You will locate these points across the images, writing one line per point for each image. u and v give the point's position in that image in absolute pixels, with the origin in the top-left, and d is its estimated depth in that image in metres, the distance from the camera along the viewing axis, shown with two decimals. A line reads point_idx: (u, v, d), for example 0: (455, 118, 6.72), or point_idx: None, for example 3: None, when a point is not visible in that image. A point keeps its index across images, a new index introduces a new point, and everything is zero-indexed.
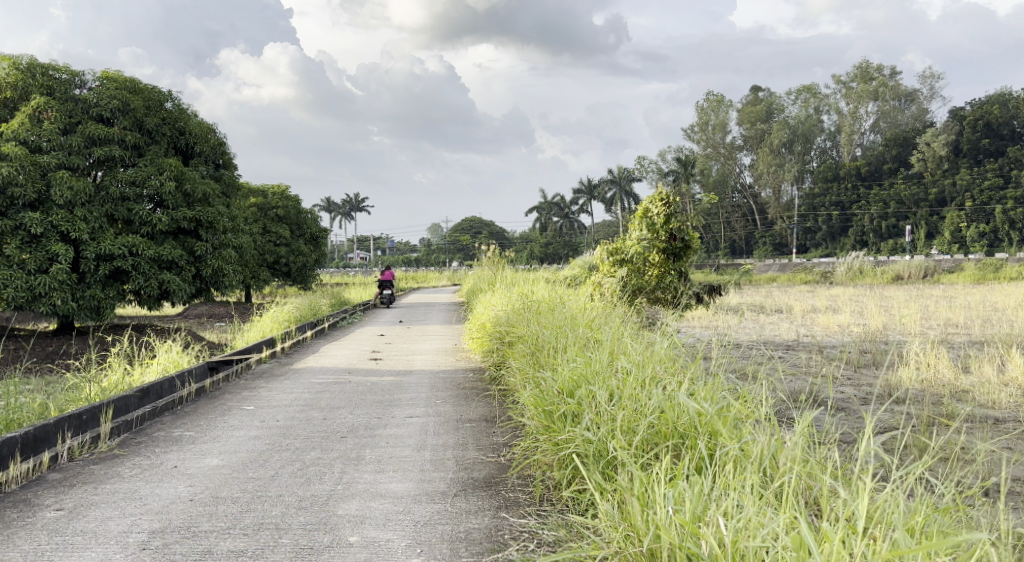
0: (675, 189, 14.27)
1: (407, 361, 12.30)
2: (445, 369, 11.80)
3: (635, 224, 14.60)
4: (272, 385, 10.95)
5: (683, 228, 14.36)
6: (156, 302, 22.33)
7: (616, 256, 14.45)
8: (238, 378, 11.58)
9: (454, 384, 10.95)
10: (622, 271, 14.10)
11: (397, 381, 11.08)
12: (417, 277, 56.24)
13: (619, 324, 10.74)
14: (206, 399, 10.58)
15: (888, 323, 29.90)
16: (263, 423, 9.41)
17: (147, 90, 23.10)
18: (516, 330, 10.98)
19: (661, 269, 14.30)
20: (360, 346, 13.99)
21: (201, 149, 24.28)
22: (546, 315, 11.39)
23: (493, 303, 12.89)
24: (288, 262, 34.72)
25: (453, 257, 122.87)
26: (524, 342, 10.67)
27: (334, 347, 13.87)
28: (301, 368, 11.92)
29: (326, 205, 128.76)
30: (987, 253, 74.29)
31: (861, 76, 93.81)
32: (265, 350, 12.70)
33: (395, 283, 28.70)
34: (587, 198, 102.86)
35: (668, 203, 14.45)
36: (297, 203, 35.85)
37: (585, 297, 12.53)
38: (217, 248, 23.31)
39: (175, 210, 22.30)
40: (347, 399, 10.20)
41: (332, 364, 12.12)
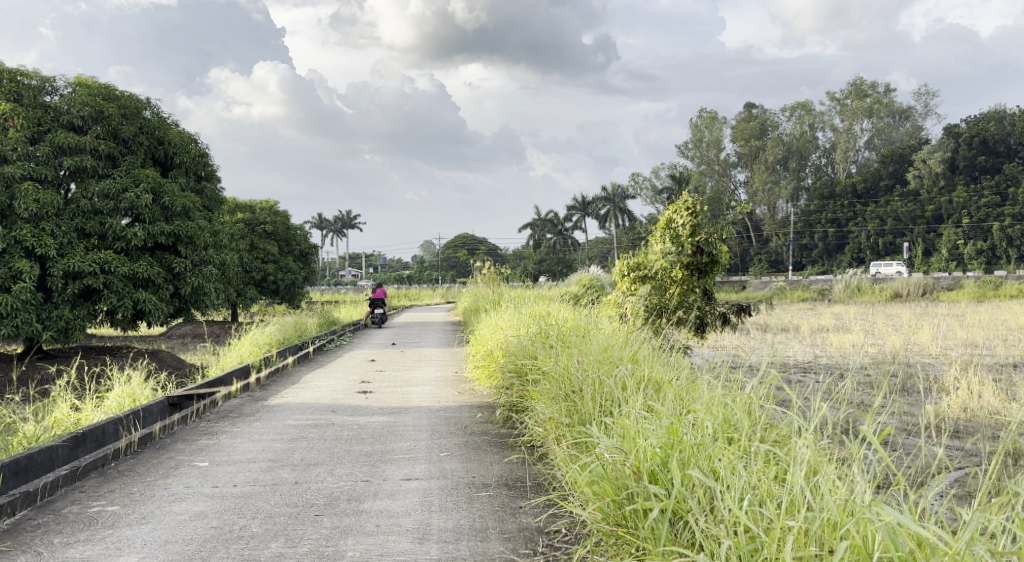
0: (703, 198, 12.89)
1: (402, 396, 10.78)
2: (446, 406, 10.28)
3: (657, 237, 13.26)
4: (238, 431, 9.31)
5: (711, 242, 12.91)
6: (132, 323, 20.76)
7: (637, 271, 13.12)
8: (198, 419, 9.93)
9: (459, 427, 9.45)
10: (643, 288, 12.76)
11: (390, 423, 9.55)
12: (409, 294, 54.66)
13: (657, 358, 9.23)
14: (153, 451, 8.88)
15: (903, 343, 28.47)
16: (216, 492, 7.69)
17: (124, 97, 21.53)
18: (544, 361, 9.31)
19: (684, 286, 12.91)
20: (348, 375, 12.42)
21: (181, 159, 22.66)
22: (571, 344, 9.85)
23: (503, 324, 11.19)
24: (276, 281, 33.16)
25: (444, 275, 121.49)
26: (559, 380, 9.01)
27: (317, 376, 12.29)
28: (276, 406, 10.32)
29: (317, 221, 127.21)
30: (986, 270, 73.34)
31: (856, 93, 92.90)
32: (237, 383, 11.11)
33: (387, 301, 27.22)
34: (581, 215, 101.52)
35: (694, 212, 12.99)
36: (286, 219, 34.31)
37: (608, 320, 11.03)
38: (198, 265, 21.75)
39: (153, 224, 20.75)
40: (328, 453, 8.59)
41: (313, 400, 10.55)
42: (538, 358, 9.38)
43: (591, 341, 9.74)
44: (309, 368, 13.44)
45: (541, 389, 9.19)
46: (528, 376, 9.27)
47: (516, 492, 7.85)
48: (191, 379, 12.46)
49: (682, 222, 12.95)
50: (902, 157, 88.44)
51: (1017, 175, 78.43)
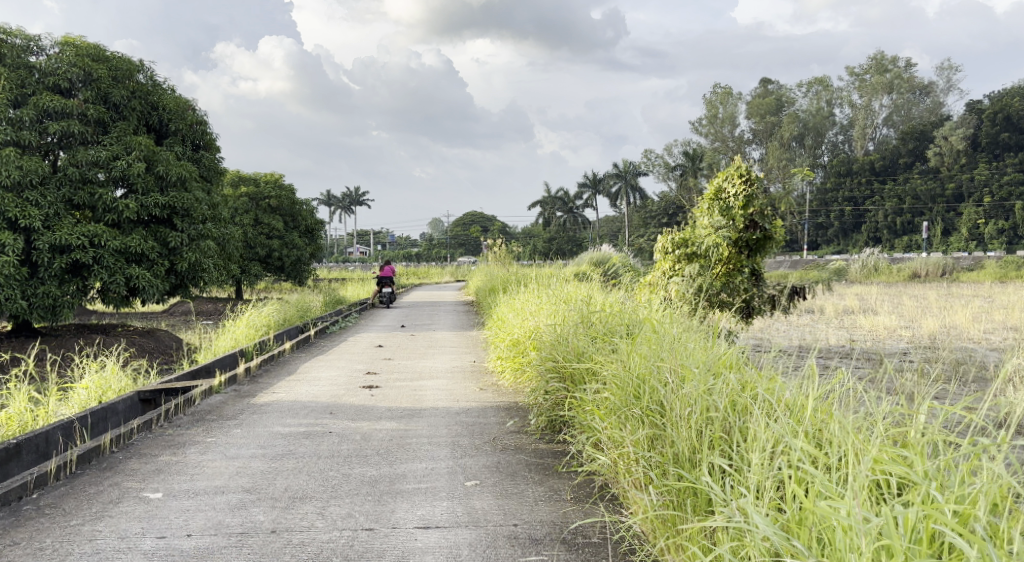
0: (757, 168, 11.57)
1: (415, 392, 9.46)
2: (466, 408, 8.93)
3: (704, 211, 11.95)
4: (211, 444, 7.85)
5: (764, 216, 11.60)
6: (125, 300, 19.40)
7: (683, 248, 11.79)
8: (166, 423, 8.47)
9: (490, 439, 8.05)
10: (690, 268, 11.47)
11: (399, 433, 8.14)
12: (419, 272, 53.23)
13: (742, 365, 7.43)
14: (103, 469, 7.37)
15: (938, 325, 26.91)
16: (154, 548, 6.05)
17: (115, 58, 20.13)
18: (620, 372, 7.44)
19: (732, 266, 11.61)
20: (350, 364, 11.05)
21: (177, 127, 21.23)
22: (631, 346, 8.07)
23: (538, 318, 9.38)
24: (281, 257, 31.77)
25: (454, 252, 120.24)
26: (642, 397, 7.16)
27: (316, 366, 10.92)
28: (262, 409, 8.87)
29: (325, 198, 125.86)
30: (1007, 250, 71.44)
31: (875, 68, 90.44)
32: (221, 375, 9.72)
33: (395, 280, 25.75)
34: (593, 193, 99.75)
35: (748, 181, 11.61)
36: (291, 192, 32.84)
37: (659, 310, 9.39)
38: (195, 239, 20.41)
39: (146, 196, 19.36)
40: (320, 482, 7.05)
41: (309, 399, 9.18)
42: (608, 369, 7.51)
43: (662, 342, 7.98)
44: (308, 356, 12.04)
45: (618, 407, 7.33)
46: (595, 390, 7.39)
47: (583, 556, 6.17)
48: (173, 368, 11.06)
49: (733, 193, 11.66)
50: (922, 134, 86.32)
51: None
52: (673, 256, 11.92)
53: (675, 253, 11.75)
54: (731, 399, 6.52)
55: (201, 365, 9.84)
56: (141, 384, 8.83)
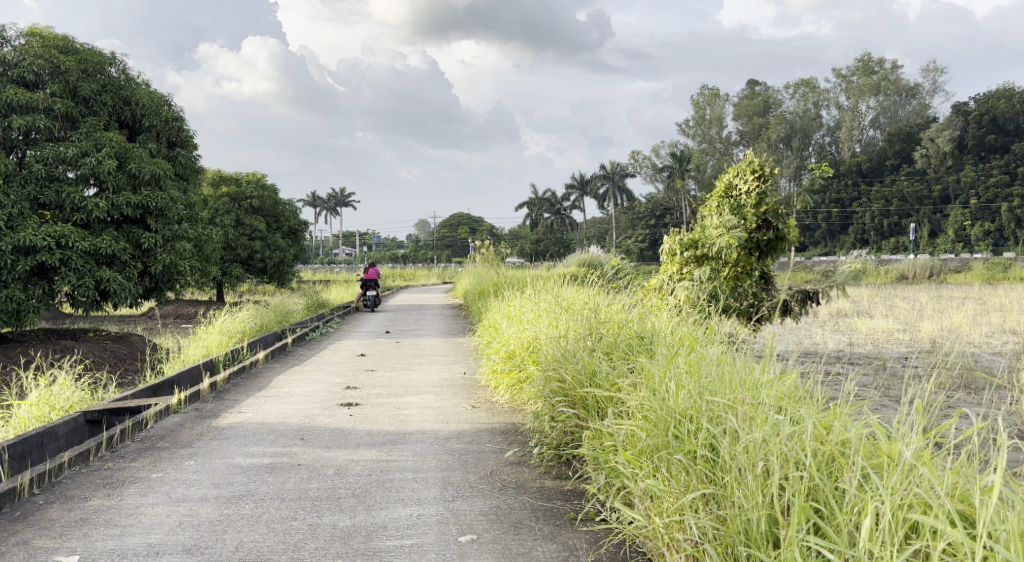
0: (772, 165, 11.00)
1: (399, 413, 8.57)
2: (455, 434, 8.03)
3: (714, 210, 11.35)
4: (155, 483, 6.84)
5: (777, 216, 11.02)
6: (95, 305, 18.40)
7: (693, 249, 11.13)
8: (104, 452, 7.46)
9: (490, 475, 7.16)
10: (701, 272, 10.82)
11: (377, 468, 7.19)
12: (406, 274, 52.41)
13: (783, 387, 6.58)
14: (25, 513, 6.37)
15: (938, 329, 26.13)
16: None
17: (84, 51, 19.18)
18: (654, 407, 6.53)
19: (743, 269, 11.00)
20: (328, 378, 10.13)
21: (150, 123, 20.24)
22: (658, 367, 7.17)
23: (538, 334, 8.47)
24: (263, 259, 30.80)
25: (441, 254, 119.26)
26: (686, 439, 6.26)
27: (290, 381, 9.99)
28: (221, 436, 7.88)
29: (310, 199, 124.81)
30: (993, 252, 71.01)
31: (863, 70, 89.50)
32: (178, 393, 8.77)
33: (380, 283, 24.81)
34: (580, 194, 98.98)
35: (761, 176, 11.02)
36: (274, 193, 31.83)
37: (667, 317, 8.60)
38: (169, 241, 19.44)
39: (117, 194, 18.37)
40: (277, 538, 6.02)
41: (279, 420, 8.30)
42: (639, 403, 6.60)
43: (686, 362, 7.15)
44: (283, 367, 11.09)
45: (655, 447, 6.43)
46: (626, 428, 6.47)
47: None
48: (132, 383, 10.10)
49: (745, 190, 11.07)
50: (909, 135, 85.81)
51: None
52: (681, 258, 11.23)
53: (684, 255, 11.06)
54: (809, 449, 5.65)
55: (157, 382, 8.88)
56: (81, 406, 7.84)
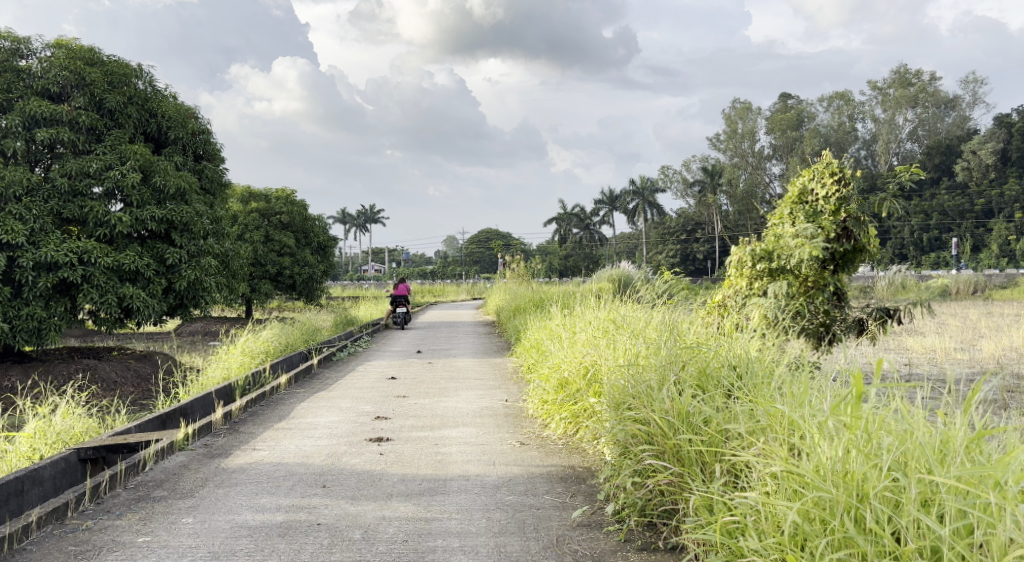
0: (854, 170, 10.21)
1: (438, 452, 7.64)
2: (502, 481, 7.06)
3: (787, 217, 10.59)
4: (146, 547, 5.92)
5: (858, 224, 10.19)
6: (118, 323, 17.64)
7: (766, 261, 10.29)
8: (88, 505, 6.56)
9: (553, 539, 6.18)
10: (780, 285, 9.96)
11: (409, 526, 6.23)
12: (434, 290, 51.65)
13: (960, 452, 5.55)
14: None
15: (997, 347, 24.68)
16: None
17: (110, 62, 18.45)
18: (815, 483, 5.45)
19: (819, 283, 10.23)
20: (355, 407, 9.21)
21: (177, 135, 19.41)
22: (803, 422, 6.04)
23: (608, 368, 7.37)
24: (291, 275, 30.06)
25: (470, 270, 118.48)
26: (888, 540, 5.18)
27: (314, 410, 9.10)
28: (230, 484, 6.96)
29: (339, 216, 124.60)
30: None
31: (899, 83, 84.98)
32: (185, 429, 7.87)
33: (411, 300, 23.91)
34: (610, 209, 97.75)
35: (842, 180, 10.27)
36: (303, 208, 31.04)
37: (744, 341, 7.70)
38: (195, 256, 18.67)
39: (142, 209, 17.62)
40: None
41: (300, 462, 7.37)
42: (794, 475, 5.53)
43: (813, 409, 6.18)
44: (307, 392, 10.20)
45: (818, 535, 5.39)
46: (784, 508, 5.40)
47: None
48: (144, 412, 9.24)
49: (823, 196, 10.28)
50: (949, 148, 83.76)
51: None
52: (752, 272, 10.42)
53: (757, 268, 10.25)
54: None
55: (162, 414, 7.99)
56: (71, 446, 6.94)
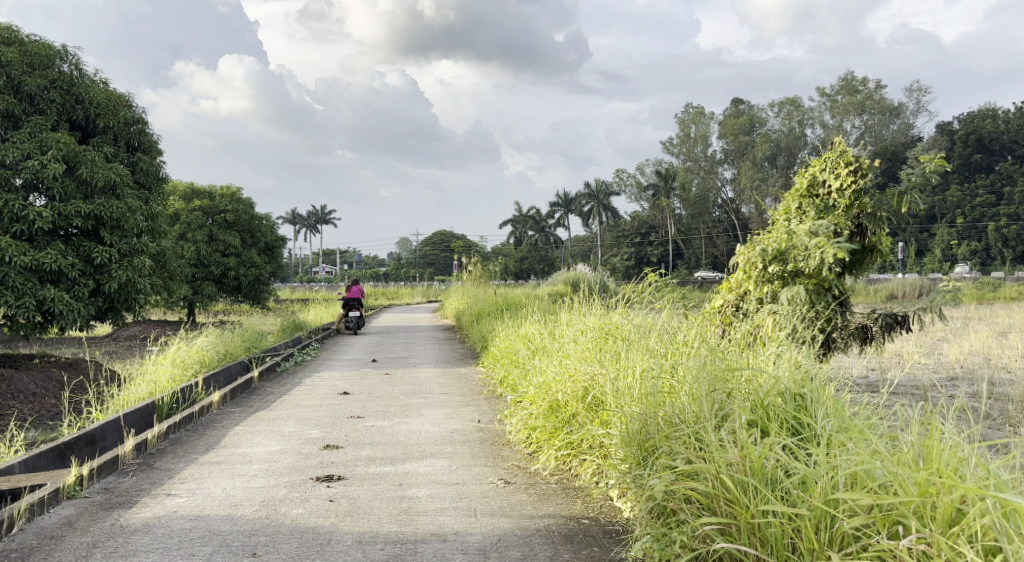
0: (869, 160, 9.84)
1: (401, 498, 6.43)
2: (485, 541, 5.85)
3: (794, 212, 10.26)
4: None
5: (874, 220, 9.84)
6: (40, 328, 16.13)
7: (777, 261, 9.62)
8: None
9: None
10: (800, 287, 9.35)
11: None
12: (386, 292, 50.10)
13: None
14: None
15: (969, 350, 23.80)
16: None
17: (30, 42, 16.92)
18: None
19: (823, 286, 9.53)
20: (300, 433, 7.93)
21: (106, 124, 17.92)
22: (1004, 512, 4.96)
23: (641, 406, 6.20)
24: (237, 277, 28.49)
25: (423, 273, 116.87)
26: None
27: (249, 439, 7.77)
28: (138, 548, 5.67)
29: (288, 216, 122.29)
30: (981, 272, 69.40)
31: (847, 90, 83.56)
32: (83, 468, 6.60)
33: (364, 303, 22.58)
34: (564, 212, 96.89)
35: (858, 172, 9.83)
36: (248, 206, 29.43)
37: (778, 357, 6.85)
38: (126, 256, 17.19)
39: (65, 203, 16.14)
40: None
41: (227, 517, 6.05)
42: None
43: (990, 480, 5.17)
44: (244, 413, 8.88)
45: None
46: None
47: None
48: (50, 438, 7.89)
49: (837, 188, 9.90)
50: (896, 153, 83.92)
51: (1013, 174, 73.69)
52: (763, 274, 9.79)
53: (770, 270, 9.61)
54: None
55: (54, 450, 6.73)
56: None
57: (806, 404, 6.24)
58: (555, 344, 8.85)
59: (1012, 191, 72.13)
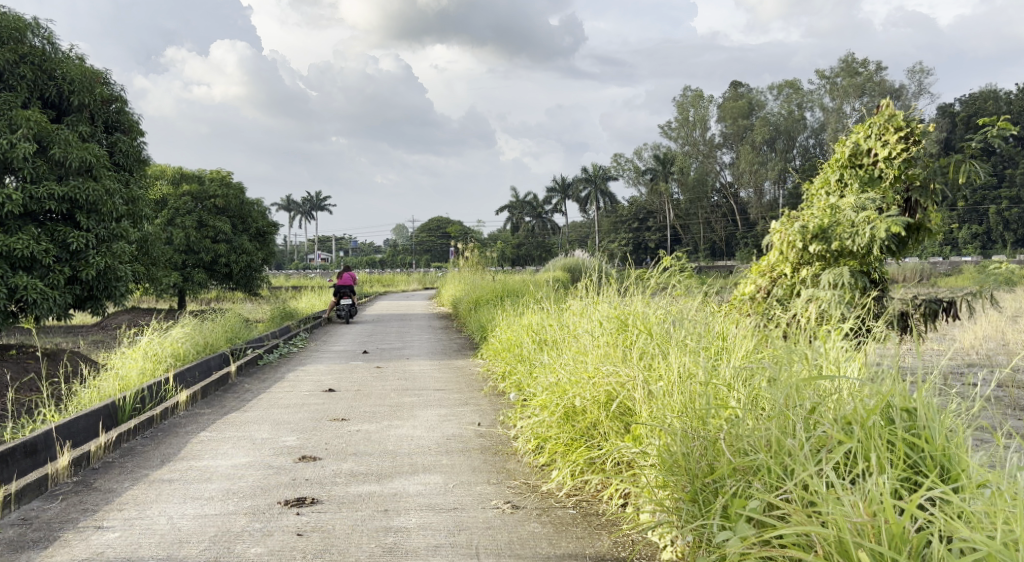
0: (922, 126, 9.18)
1: (384, 529, 5.55)
2: None
3: (835, 183, 9.58)
4: None
5: (925, 193, 9.28)
6: (14, 318, 15.24)
7: (821, 238, 8.97)
8: None
9: None
10: (847, 269, 8.68)
11: None
12: (382, 280, 49.21)
13: None
14: None
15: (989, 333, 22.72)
16: None
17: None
18: None
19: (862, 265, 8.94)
20: (274, 441, 7.06)
21: (81, 102, 16.96)
22: None
23: (717, 441, 5.19)
24: (228, 264, 27.54)
25: (420, 260, 115.94)
26: None
27: (212, 450, 6.88)
28: None
29: (284, 202, 121.31)
30: (981, 256, 68.28)
31: (847, 71, 81.78)
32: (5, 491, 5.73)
33: (356, 290, 21.69)
34: (561, 198, 95.89)
35: (913, 140, 9.18)
36: (239, 191, 28.46)
37: (853, 365, 5.97)
38: (105, 241, 16.27)
39: (37, 186, 15.21)
40: None
41: (171, 556, 5.19)
42: None
43: None
44: (215, 415, 8.00)
45: None
46: None
47: None
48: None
49: (885, 157, 9.24)
50: None
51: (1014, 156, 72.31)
52: (803, 253, 9.10)
53: (810, 248, 8.95)
54: None
55: None
56: None
57: (913, 424, 5.31)
58: (568, 338, 8.03)
59: (1013, 173, 70.79)
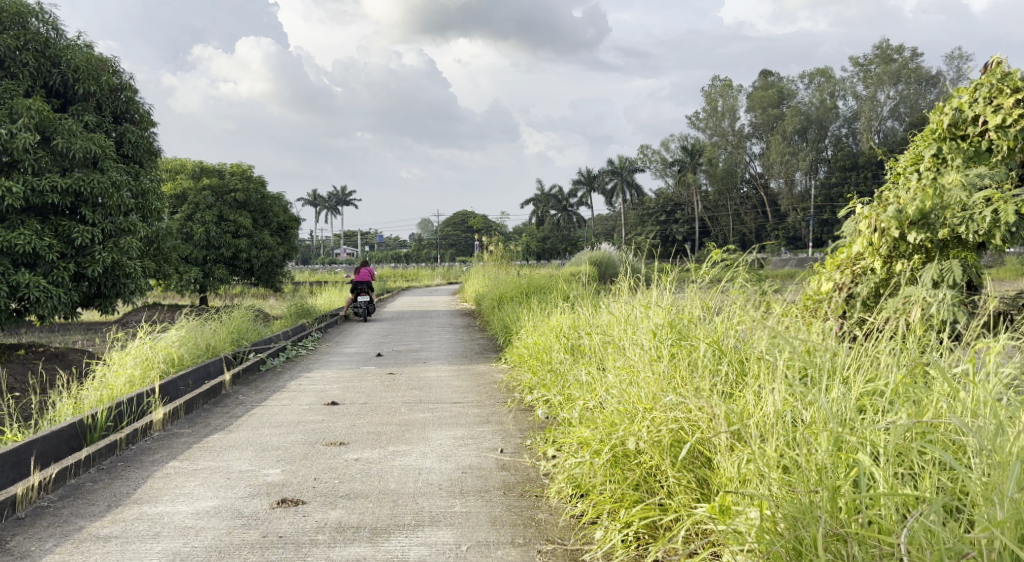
0: None
1: None
2: None
3: (933, 158, 8.60)
4: None
5: None
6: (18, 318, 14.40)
7: (921, 224, 7.93)
8: None
9: None
10: (956, 262, 7.59)
11: None
12: (408, 274, 48.28)
13: None
14: None
15: None
16: None
17: None
18: None
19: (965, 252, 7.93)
20: (252, 480, 6.05)
21: (86, 90, 16.04)
22: None
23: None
24: (249, 259, 26.65)
25: (447, 254, 115.18)
26: None
27: (174, 491, 5.89)
28: None
29: (311, 197, 121.04)
30: None
31: (882, 58, 79.54)
32: None
33: (375, 286, 20.68)
34: (588, 190, 94.60)
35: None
36: (259, 184, 27.52)
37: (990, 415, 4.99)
38: (112, 237, 15.35)
39: (39, 178, 14.29)
40: None
41: None
42: None
43: None
44: (193, 438, 7.01)
45: None
46: None
47: None
48: None
49: (997, 125, 8.22)
50: None
51: None
52: (897, 240, 8.10)
53: (909, 238, 7.93)
54: None
55: None
56: None
57: None
58: (612, 349, 6.99)
59: None
